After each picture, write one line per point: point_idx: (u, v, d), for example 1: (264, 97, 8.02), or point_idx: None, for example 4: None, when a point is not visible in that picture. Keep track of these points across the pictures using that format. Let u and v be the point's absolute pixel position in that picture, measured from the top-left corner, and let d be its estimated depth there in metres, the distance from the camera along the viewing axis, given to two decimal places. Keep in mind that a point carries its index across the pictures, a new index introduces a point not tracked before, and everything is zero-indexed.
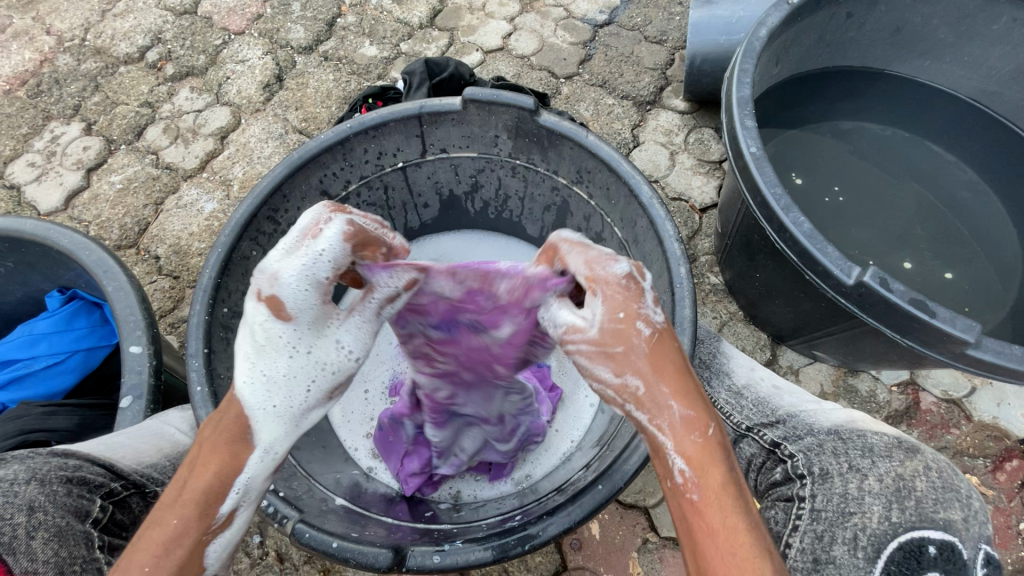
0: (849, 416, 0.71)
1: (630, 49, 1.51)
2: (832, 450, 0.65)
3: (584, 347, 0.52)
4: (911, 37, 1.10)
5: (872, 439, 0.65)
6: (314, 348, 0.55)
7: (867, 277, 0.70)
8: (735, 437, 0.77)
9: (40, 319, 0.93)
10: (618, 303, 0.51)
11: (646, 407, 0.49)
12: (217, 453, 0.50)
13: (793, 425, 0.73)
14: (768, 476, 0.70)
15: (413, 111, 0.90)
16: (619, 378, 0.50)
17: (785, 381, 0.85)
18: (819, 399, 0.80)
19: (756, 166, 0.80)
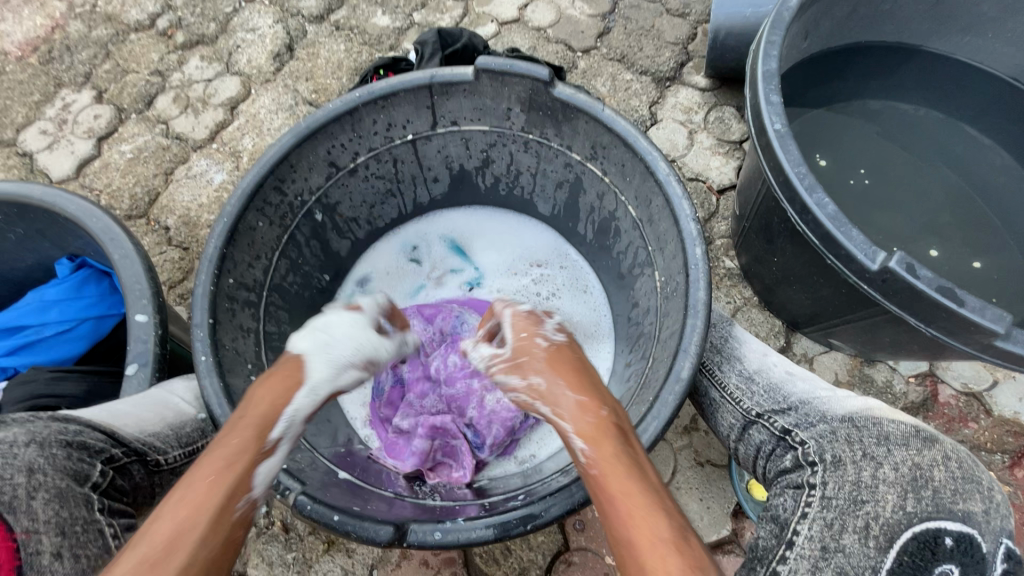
0: (866, 403, 0.69)
1: (651, 22, 1.45)
2: (845, 437, 0.64)
3: (502, 362, 0.72)
4: (952, 11, 1.03)
5: (889, 427, 0.63)
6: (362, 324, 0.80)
7: (893, 262, 0.66)
8: (743, 423, 0.75)
9: (50, 285, 0.93)
10: (520, 326, 0.73)
11: (548, 400, 0.65)
12: (277, 388, 0.66)
13: (806, 412, 0.70)
14: (776, 463, 0.68)
15: (423, 80, 0.87)
16: (527, 379, 0.67)
17: (797, 367, 0.81)
18: (835, 388, 0.77)
19: (780, 144, 0.77)
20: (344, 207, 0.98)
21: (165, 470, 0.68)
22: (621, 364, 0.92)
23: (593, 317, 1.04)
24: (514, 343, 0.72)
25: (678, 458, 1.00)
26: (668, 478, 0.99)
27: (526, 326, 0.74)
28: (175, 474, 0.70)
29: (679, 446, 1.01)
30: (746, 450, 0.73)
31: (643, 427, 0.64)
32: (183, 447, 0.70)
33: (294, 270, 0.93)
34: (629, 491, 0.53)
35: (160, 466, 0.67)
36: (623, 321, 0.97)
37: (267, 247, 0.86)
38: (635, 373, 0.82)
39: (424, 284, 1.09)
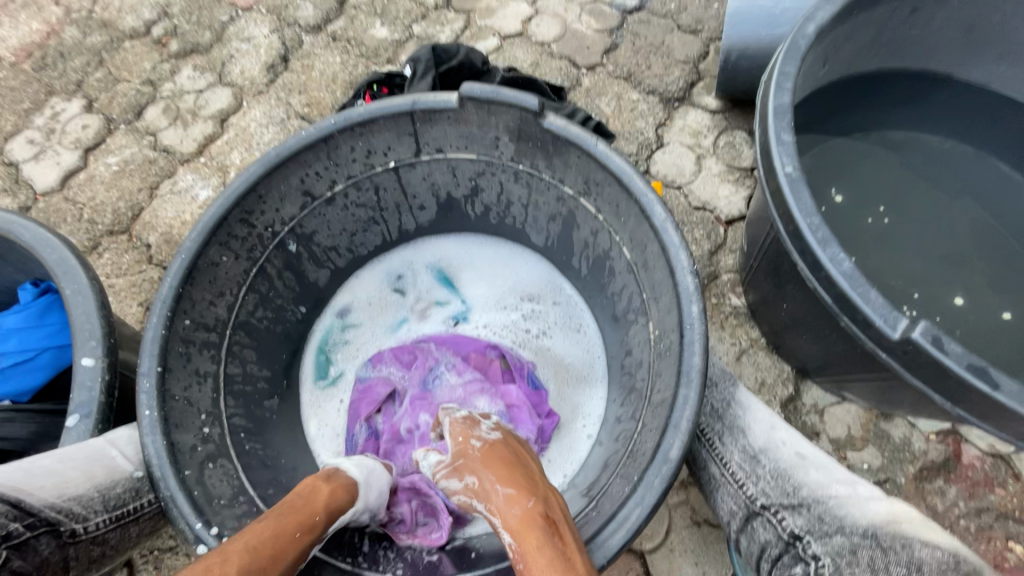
0: (890, 509, 0.63)
1: (661, 39, 1.37)
2: (868, 564, 0.58)
3: (440, 468, 0.67)
4: (987, 37, 0.94)
5: (921, 553, 0.57)
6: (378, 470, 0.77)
7: (916, 333, 0.58)
8: (746, 513, 0.70)
9: (11, 313, 0.88)
10: (457, 431, 0.69)
11: (481, 497, 0.61)
12: (344, 485, 0.69)
13: (817, 513, 0.65)
14: (783, 572, 0.64)
15: (405, 106, 0.81)
16: (462, 481, 0.63)
17: (808, 445, 0.73)
18: (852, 473, 0.69)
19: (790, 189, 0.69)
20: (322, 237, 0.91)
21: (84, 539, 0.61)
22: (613, 417, 0.85)
23: (586, 360, 0.96)
24: (451, 448, 0.67)
25: (672, 517, 0.92)
26: (660, 539, 0.91)
27: (462, 428, 0.69)
28: (98, 543, 0.63)
29: (674, 503, 0.93)
30: (749, 546, 0.69)
31: (625, 515, 0.58)
32: (109, 512, 0.63)
33: (265, 304, 0.87)
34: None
35: (76, 537, 0.60)
36: (617, 367, 0.90)
37: (232, 282, 0.80)
38: (624, 434, 0.75)
39: (406, 318, 1.01)
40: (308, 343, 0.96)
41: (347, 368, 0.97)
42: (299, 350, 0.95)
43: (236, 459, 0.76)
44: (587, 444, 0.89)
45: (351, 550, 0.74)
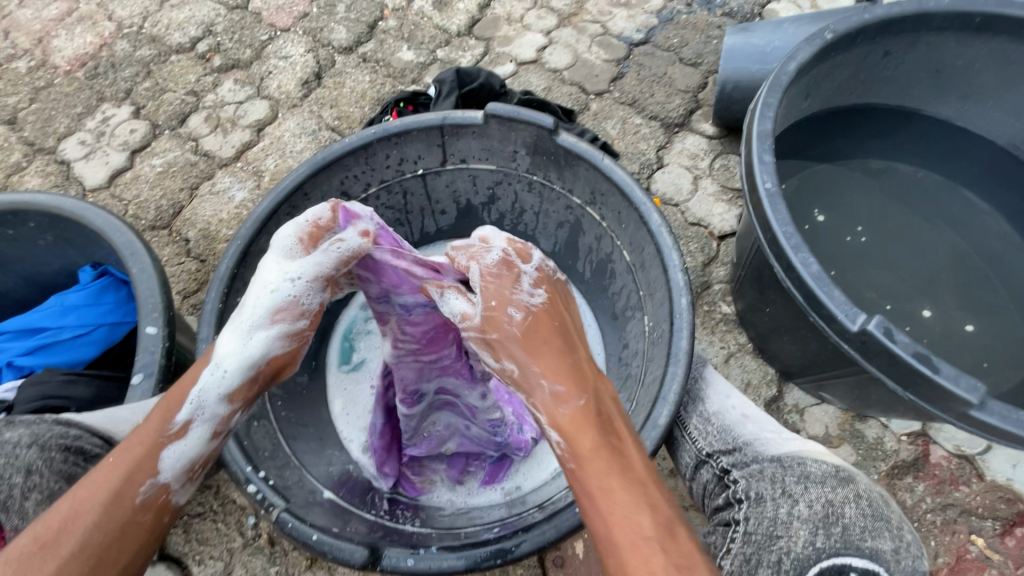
0: (801, 446, 0.75)
1: (663, 70, 1.50)
2: (771, 476, 0.70)
3: (472, 333, 0.66)
4: (951, 79, 1.06)
5: (811, 468, 0.70)
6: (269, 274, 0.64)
7: (871, 325, 0.69)
8: (695, 462, 0.80)
9: (72, 291, 0.99)
10: (492, 293, 0.65)
11: (523, 387, 0.62)
12: (197, 363, 0.62)
13: (747, 453, 0.75)
14: (715, 501, 0.75)
15: (436, 121, 0.92)
16: (500, 361, 0.64)
17: (757, 410, 0.84)
18: (781, 425, 0.81)
19: (769, 203, 0.80)
20: None
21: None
22: None
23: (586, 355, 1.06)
24: (484, 310, 0.65)
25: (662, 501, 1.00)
26: None
27: (499, 288, 0.66)
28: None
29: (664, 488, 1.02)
30: (695, 487, 0.79)
31: None
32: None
33: None
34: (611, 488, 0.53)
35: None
36: (615, 361, 0.99)
37: None
38: None
39: None
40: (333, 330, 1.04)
41: (368, 355, 1.04)
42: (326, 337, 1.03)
43: (274, 420, 0.82)
44: None
45: (375, 506, 0.85)
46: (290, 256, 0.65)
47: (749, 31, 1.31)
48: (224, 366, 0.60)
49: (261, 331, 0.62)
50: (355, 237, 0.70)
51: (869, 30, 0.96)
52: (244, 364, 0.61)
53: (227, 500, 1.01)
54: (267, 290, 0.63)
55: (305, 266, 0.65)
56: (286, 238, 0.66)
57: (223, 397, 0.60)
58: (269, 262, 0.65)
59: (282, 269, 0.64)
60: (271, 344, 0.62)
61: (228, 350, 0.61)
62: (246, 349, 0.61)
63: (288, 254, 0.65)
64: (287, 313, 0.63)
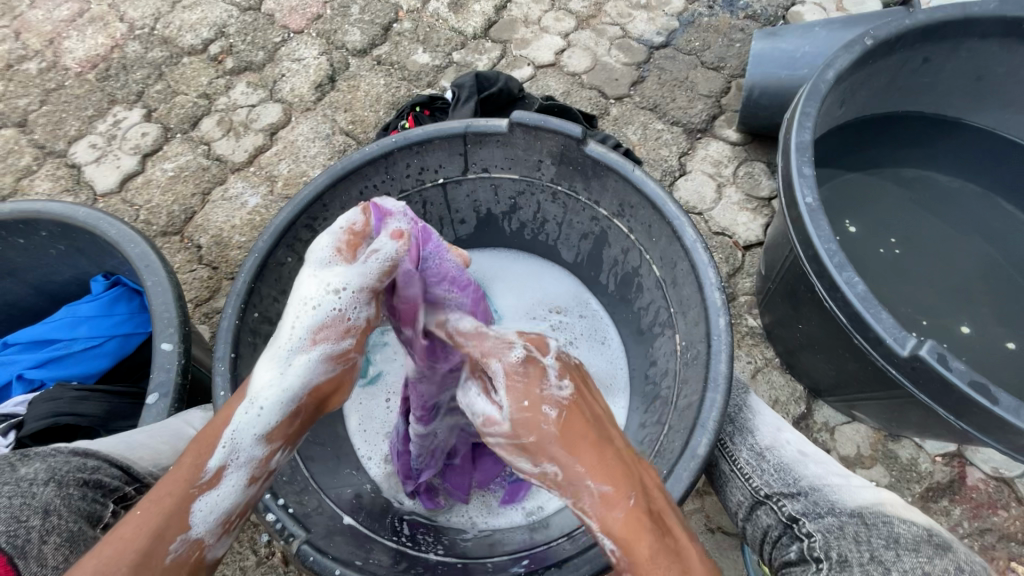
0: (876, 497, 0.70)
1: (685, 74, 1.47)
2: (852, 534, 0.65)
3: (502, 440, 0.60)
4: (993, 87, 1.02)
5: (899, 529, 0.65)
6: (304, 286, 0.62)
7: (923, 350, 0.66)
8: (752, 502, 0.76)
9: (84, 301, 0.96)
10: (519, 391, 0.59)
11: (566, 491, 0.54)
12: (231, 403, 0.58)
13: (815, 500, 0.71)
14: (782, 552, 0.70)
15: (459, 129, 0.89)
16: (538, 467, 0.57)
17: (812, 446, 0.80)
18: (848, 471, 0.77)
19: (811, 218, 0.76)
20: None
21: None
22: (636, 424, 0.91)
23: (609, 370, 1.01)
24: (515, 413, 0.58)
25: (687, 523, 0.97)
26: None
27: (526, 388, 0.59)
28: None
29: (690, 510, 0.98)
30: (758, 535, 0.75)
31: None
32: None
33: None
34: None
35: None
36: (640, 378, 0.95)
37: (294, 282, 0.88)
38: (650, 438, 0.82)
39: None
40: None
41: (385, 368, 1.02)
42: None
43: None
44: None
45: (395, 531, 0.81)
46: (325, 271, 0.62)
47: (777, 36, 1.27)
48: (259, 395, 0.58)
49: (297, 357, 0.59)
50: (392, 247, 0.66)
51: (910, 37, 0.92)
52: (280, 393, 0.58)
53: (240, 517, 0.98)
54: (303, 306, 0.60)
55: (347, 277, 0.62)
56: (322, 249, 0.64)
57: (260, 438, 0.57)
58: (307, 273, 0.63)
59: (322, 282, 0.61)
60: (307, 373, 0.59)
61: (267, 383, 0.58)
62: (282, 376, 0.58)
63: (326, 265, 0.63)
64: (325, 334, 0.60)
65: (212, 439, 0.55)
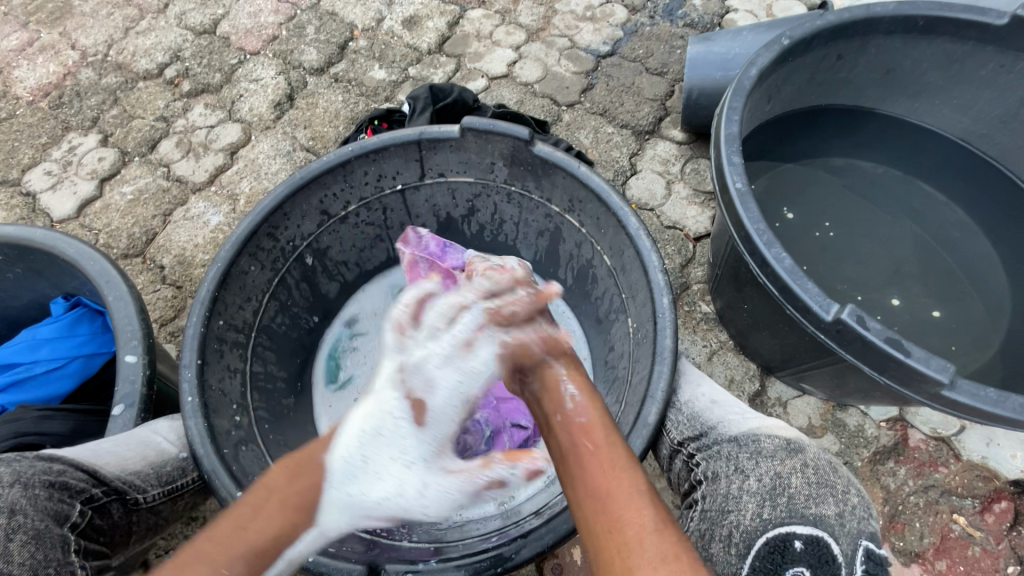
0: (760, 421, 0.76)
1: (631, 80, 1.55)
2: (726, 453, 0.72)
3: (513, 284, 0.80)
4: (902, 79, 1.12)
5: (765, 443, 0.71)
6: (435, 384, 0.71)
7: (845, 314, 0.72)
8: (668, 452, 0.81)
9: (44, 324, 0.96)
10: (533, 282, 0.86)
11: (550, 345, 0.73)
12: (314, 467, 0.62)
13: (711, 437, 0.76)
14: (683, 488, 0.76)
15: (413, 137, 0.94)
16: (535, 320, 0.76)
17: (725, 393, 0.86)
18: (750, 408, 0.82)
19: (741, 202, 0.83)
20: (334, 252, 1.02)
21: (143, 508, 0.73)
22: None
23: None
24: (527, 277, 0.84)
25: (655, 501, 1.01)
26: None
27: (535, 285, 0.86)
28: (153, 512, 0.75)
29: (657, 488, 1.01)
30: (671, 477, 0.80)
31: None
32: (162, 487, 0.75)
33: (284, 311, 0.97)
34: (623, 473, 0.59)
35: (138, 504, 0.72)
36: (600, 365, 1.00)
37: (258, 290, 0.91)
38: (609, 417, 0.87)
39: None
40: (318, 350, 1.05)
41: (356, 372, 1.05)
42: (310, 357, 1.04)
43: (262, 444, 0.85)
44: None
45: None
46: (422, 382, 0.70)
47: (710, 40, 1.36)
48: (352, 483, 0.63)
49: (409, 468, 0.66)
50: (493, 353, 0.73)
51: (823, 36, 1.00)
52: (384, 498, 0.64)
53: None
54: (403, 407, 0.68)
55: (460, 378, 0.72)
56: (447, 347, 0.73)
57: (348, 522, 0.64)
58: (434, 366, 0.72)
59: (449, 380, 0.71)
60: (412, 494, 0.65)
61: (376, 490, 0.64)
62: (370, 479, 0.64)
63: (446, 363, 0.72)
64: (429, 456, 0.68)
65: (310, 498, 0.60)
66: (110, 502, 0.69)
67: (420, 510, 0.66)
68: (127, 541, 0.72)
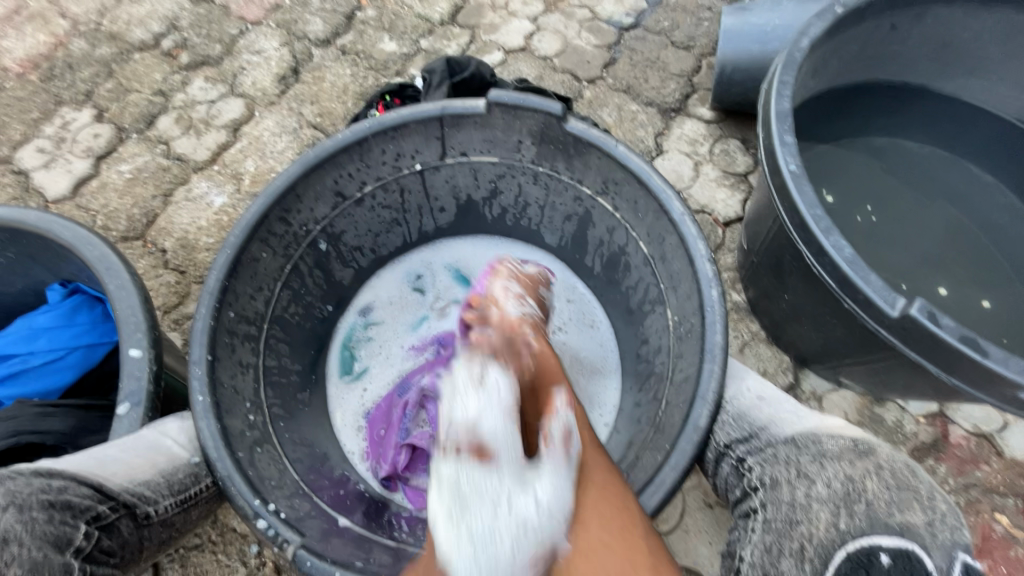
0: (819, 420, 0.69)
1: (656, 54, 1.46)
2: (784, 458, 0.65)
3: (508, 270, 0.90)
4: (957, 53, 1.04)
5: (827, 444, 0.64)
6: (477, 427, 0.65)
7: (915, 310, 0.67)
8: (714, 455, 0.73)
9: (42, 312, 0.90)
10: (534, 279, 0.92)
11: (525, 300, 0.87)
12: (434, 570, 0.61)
13: (765, 440, 0.69)
14: (731, 493, 0.69)
15: (435, 112, 0.86)
16: (522, 297, 0.87)
17: (771, 386, 0.78)
18: (802, 404, 0.74)
19: (795, 185, 0.77)
20: (349, 237, 0.96)
21: (155, 521, 0.68)
22: (631, 404, 0.90)
23: (599, 353, 0.99)
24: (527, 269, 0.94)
25: (686, 500, 0.95)
26: (676, 520, 0.94)
27: (533, 280, 0.91)
28: (166, 525, 0.69)
29: (688, 486, 0.96)
30: (717, 483, 0.73)
31: (662, 479, 0.65)
32: (174, 496, 0.69)
33: (297, 300, 0.92)
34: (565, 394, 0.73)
35: (150, 519, 0.67)
36: (631, 358, 0.94)
37: (270, 278, 0.85)
38: (646, 416, 0.81)
39: (427, 315, 1.03)
40: (332, 340, 0.99)
41: (371, 363, 1.00)
42: (325, 346, 0.98)
43: (278, 444, 0.80)
44: (605, 432, 0.92)
45: (391, 527, 0.81)
46: (464, 428, 0.65)
47: (745, 11, 1.28)
48: (479, 555, 0.58)
49: (510, 501, 0.60)
50: (505, 383, 0.70)
51: (878, 4, 0.92)
52: (515, 539, 0.59)
53: (226, 529, 0.94)
54: (462, 464, 0.63)
55: (491, 409, 0.67)
56: (460, 400, 0.68)
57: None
58: (465, 407, 0.67)
59: (478, 416, 0.66)
60: (533, 515, 0.59)
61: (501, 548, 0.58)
62: (489, 538, 0.59)
63: (463, 409, 0.67)
64: (513, 477, 0.62)
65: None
66: (119, 518, 0.63)
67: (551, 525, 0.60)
68: (139, 558, 0.67)
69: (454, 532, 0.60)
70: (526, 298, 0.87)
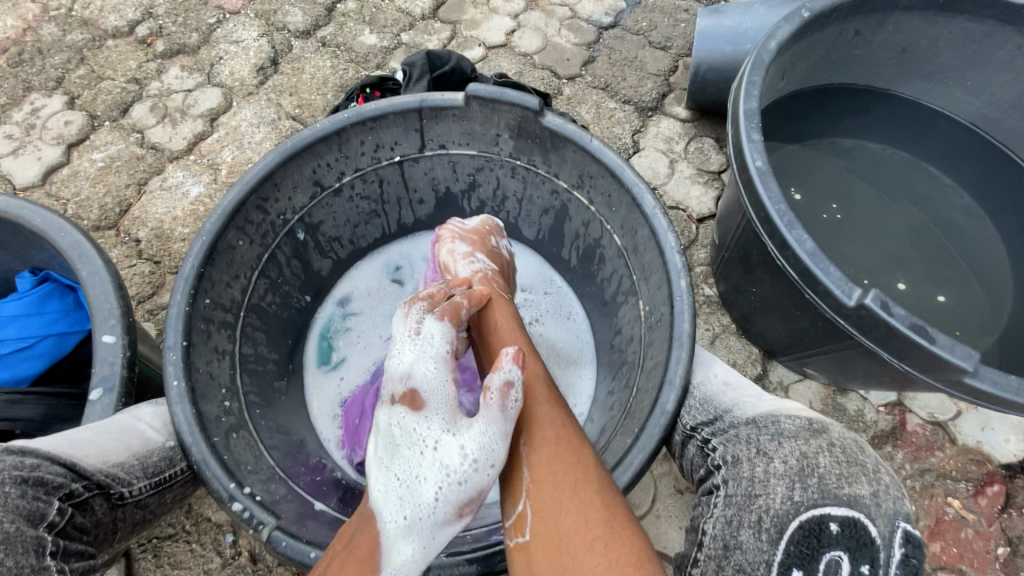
0: (777, 404, 0.74)
1: (634, 53, 1.49)
2: (745, 437, 0.69)
3: (461, 228, 0.95)
4: (916, 59, 1.09)
5: (785, 425, 0.68)
6: (411, 376, 0.70)
7: (869, 299, 0.71)
8: (683, 438, 0.78)
9: (8, 301, 0.88)
10: (480, 234, 0.94)
11: (475, 250, 0.91)
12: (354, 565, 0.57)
13: (728, 423, 0.73)
14: (696, 472, 0.73)
15: (414, 104, 0.87)
16: (472, 249, 0.91)
17: (738, 376, 0.83)
18: (764, 391, 0.79)
19: (761, 181, 0.80)
20: (327, 227, 0.96)
21: (129, 503, 0.68)
22: (604, 393, 0.92)
23: (575, 344, 1.01)
24: (477, 231, 0.94)
25: (658, 486, 0.98)
26: (648, 506, 0.97)
27: (481, 237, 0.94)
28: (140, 506, 0.69)
29: (659, 473, 0.99)
30: (684, 465, 0.77)
31: (631, 460, 0.67)
32: (148, 479, 0.70)
33: (274, 290, 0.92)
34: (531, 374, 0.74)
35: (123, 500, 0.67)
36: (606, 349, 0.97)
37: (246, 267, 0.86)
38: (618, 403, 0.84)
39: None
40: (310, 329, 1.00)
41: (349, 354, 1.00)
42: (303, 337, 0.99)
43: (254, 430, 0.80)
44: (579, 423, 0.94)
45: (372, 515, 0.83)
46: (399, 380, 0.70)
47: (719, 13, 1.31)
48: (405, 493, 0.63)
49: (437, 442, 0.65)
50: (440, 326, 0.77)
51: (842, 9, 0.96)
52: (441, 483, 0.63)
53: (201, 518, 0.94)
54: (395, 412, 0.67)
55: (419, 357, 0.72)
56: (397, 353, 0.74)
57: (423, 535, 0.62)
58: (406, 357, 0.72)
59: (410, 359, 0.72)
60: (458, 463, 0.63)
61: (427, 487, 0.63)
62: (415, 479, 0.63)
63: (396, 352, 0.74)
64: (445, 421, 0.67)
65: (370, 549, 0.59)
66: (91, 497, 0.63)
67: (476, 466, 0.64)
68: (113, 539, 0.67)
69: (382, 480, 0.64)
70: (476, 255, 0.91)
